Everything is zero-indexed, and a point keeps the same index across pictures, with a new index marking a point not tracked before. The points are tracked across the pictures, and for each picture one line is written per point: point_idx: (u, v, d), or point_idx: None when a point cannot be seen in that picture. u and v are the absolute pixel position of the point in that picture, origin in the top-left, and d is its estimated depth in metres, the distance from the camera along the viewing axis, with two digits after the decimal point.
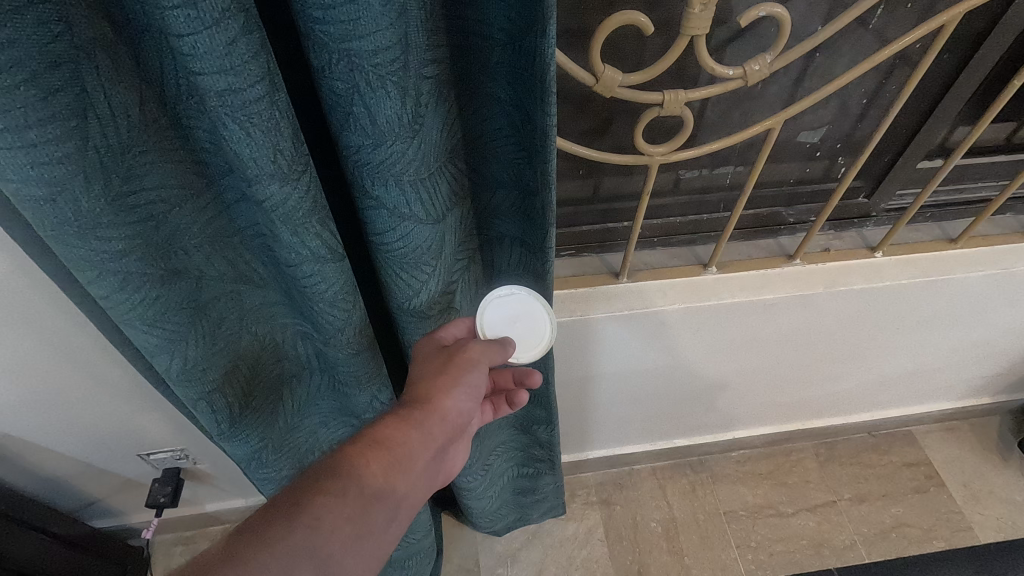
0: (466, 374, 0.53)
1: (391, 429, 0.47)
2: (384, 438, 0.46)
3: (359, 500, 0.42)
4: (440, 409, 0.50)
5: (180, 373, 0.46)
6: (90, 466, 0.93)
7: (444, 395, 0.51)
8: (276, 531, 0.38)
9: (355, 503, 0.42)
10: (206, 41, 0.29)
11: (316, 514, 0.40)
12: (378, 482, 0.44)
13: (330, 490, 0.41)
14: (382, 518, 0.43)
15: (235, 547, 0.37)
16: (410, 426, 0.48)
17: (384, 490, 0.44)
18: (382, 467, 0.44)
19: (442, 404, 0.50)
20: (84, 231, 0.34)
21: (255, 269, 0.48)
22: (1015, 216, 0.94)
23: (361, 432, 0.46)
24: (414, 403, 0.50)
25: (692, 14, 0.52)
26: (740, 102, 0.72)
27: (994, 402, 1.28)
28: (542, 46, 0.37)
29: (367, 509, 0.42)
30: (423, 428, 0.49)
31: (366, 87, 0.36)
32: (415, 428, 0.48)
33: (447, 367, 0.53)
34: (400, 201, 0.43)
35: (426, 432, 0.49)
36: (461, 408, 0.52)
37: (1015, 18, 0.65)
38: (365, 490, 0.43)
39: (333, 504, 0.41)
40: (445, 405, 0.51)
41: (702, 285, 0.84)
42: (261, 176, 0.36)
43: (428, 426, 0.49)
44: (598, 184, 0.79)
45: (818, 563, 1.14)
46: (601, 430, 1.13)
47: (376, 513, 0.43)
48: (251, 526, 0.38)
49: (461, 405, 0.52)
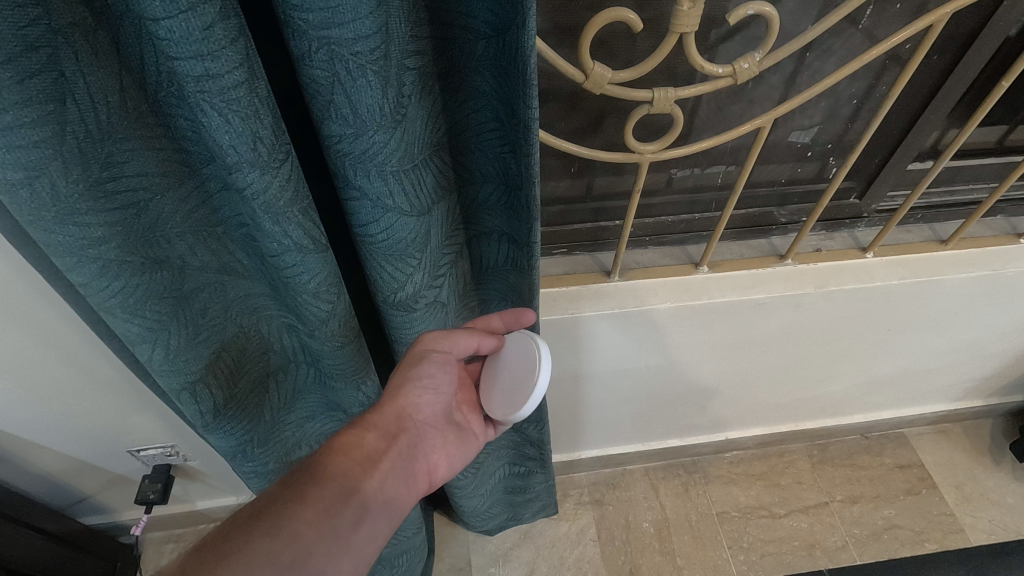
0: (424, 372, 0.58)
1: (348, 434, 0.53)
2: (343, 445, 0.51)
3: (318, 503, 0.46)
4: (393, 409, 0.57)
5: (161, 363, 0.46)
6: (79, 462, 0.92)
7: (396, 394, 0.57)
8: (234, 544, 0.41)
9: (315, 508, 0.45)
10: (182, 25, 0.30)
11: (276, 521, 0.43)
12: (339, 483, 0.48)
13: (288, 499, 0.45)
14: (348, 518, 0.47)
15: (190, 564, 0.38)
16: (365, 428, 0.54)
17: (345, 490, 0.48)
18: (340, 470, 0.49)
19: (394, 405, 0.57)
20: (62, 217, 0.34)
21: (239, 259, 0.48)
22: (1006, 218, 0.95)
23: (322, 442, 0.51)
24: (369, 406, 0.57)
25: (681, 11, 0.52)
26: (731, 100, 0.73)
27: (986, 406, 1.28)
28: (524, 38, 0.37)
29: (330, 511, 0.46)
30: (376, 428, 0.55)
31: (346, 76, 0.36)
32: (370, 429, 0.54)
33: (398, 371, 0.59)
34: (383, 192, 0.43)
35: (381, 428, 0.55)
36: (414, 404, 0.59)
37: (1002, 20, 0.66)
38: (326, 494, 0.47)
39: (294, 511, 0.44)
40: (398, 403, 0.57)
41: (693, 284, 0.84)
42: (241, 164, 0.36)
43: (385, 425, 0.56)
44: (589, 183, 0.80)
45: (809, 565, 1.14)
46: (593, 429, 1.13)
47: (339, 515, 0.47)
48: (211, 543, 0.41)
49: (418, 399, 0.59)
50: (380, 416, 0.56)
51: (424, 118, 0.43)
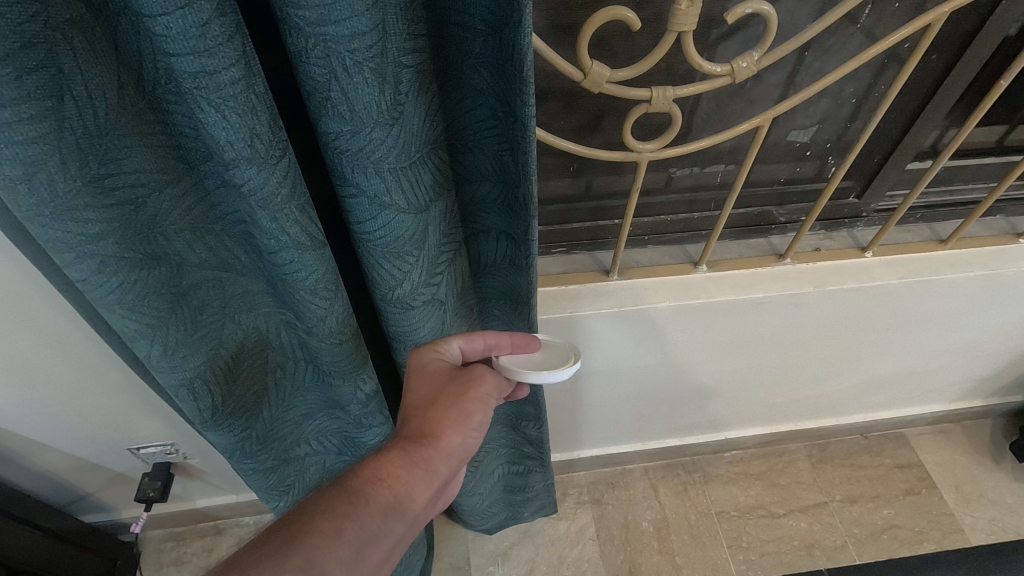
0: (475, 412, 0.53)
1: (396, 465, 0.47)
2: (386, 475, 0.46)
3: (354, 540, 0.43)
4: (446, 447, 0.50)
5: (160, 359, 0.46)
6: (79, 459, 0.92)
7: (450, 432, 0.51)
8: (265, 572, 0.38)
9: (348, 546, 0.42)
10: (179, 21, 0.30)
11: (309, 555, 0.40)
12: (376, 522, 0.44)
13: (325, 530, 0.42)
14: (376, 561, 0.44)
15: None
16: (415, 464, 0.48)
17: (380, 531, 0.44)
18: (381, 507, 0.45)
19: (448, 441, 0.51)
20: (61, 213, 0.34)
21: (237, 256, 0.48)
22: (1005, 217, 0.95)
23: (365, 468, 0.46)
24: (421, 436, 0.50)
25: (680, 10, 0.52)
26: (730, 98, 0.73)
27: (986, 405, 1.28)
28: (520, 37, 0.38)
29: (362, 552, 0.43)
30: (428, 465, 0.49)
31: (342, 73, 0.36)
32: (420, 466, 0.48)
33: (457, 401, 0.53)
34: (380, 189, 0.44)
35: (430, 468, 0.49)
36: (467, 444, 0.52)
37: (1002, 18, 0.66)
38: (362, 530, 0.43)
39: (327, 547, 0.41)
40: (452, 442, 0.51)
41: (691, 283, 0.84)
42: (238, 160, 0.36)
43: (435, 466, 0.49)
44: (589, 182, 0.80)
45: (808, 564, 1.14)
46: (592, 428, 1.13)
47: (370, 556, 0.43)
48: (243, 564, 0.38)
49: (468, 443, 0.52)
50: (431, 455, 0.49)
51: (421, 115, 0.43)
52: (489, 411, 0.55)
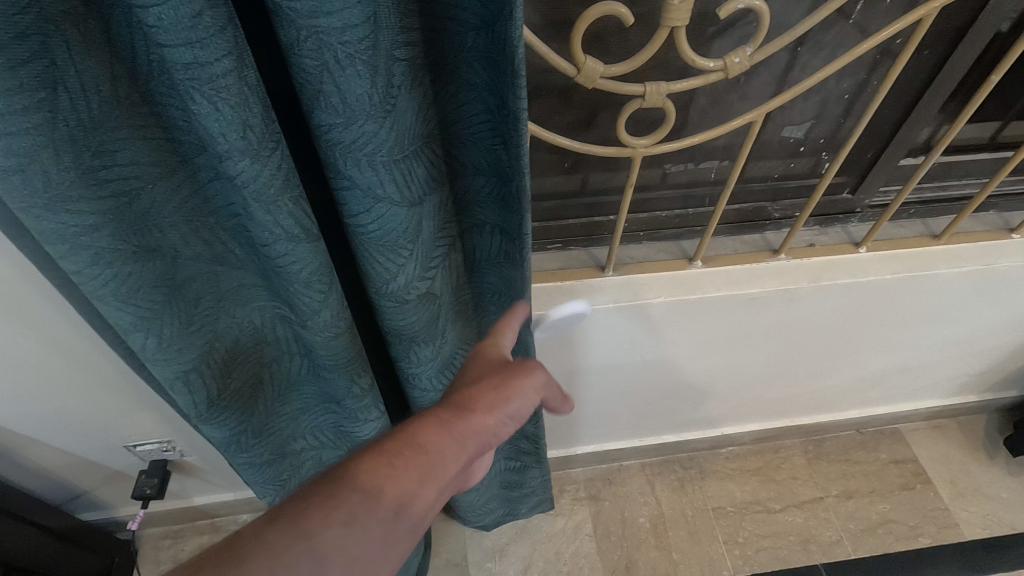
0: (513, 399, 0.46)
1: (432, 431, 0.42)
2: (422, 439, 0.41)
3: (392, 503, 0.38)
4: (485, 423, 0.44)
5: (154, 351, 0.47)
6: (76, 457, 0.93)
7: (488, 410, 0.44)
8: (304, 527, 0.35)
9: (386, 509, 0.37)
10: (171, 13, 0.30)
11: (345, 513, 0.36)
12: (410, 488, 0.39)
13: (363, 488, 0.37)
14: (411, 529, 0.38)
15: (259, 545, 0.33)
16: (452, 431, 0.42)
17: (415, 496, 0.39)
18: (417, 472, 0.39)
19: (488, 416, 0.44)
20: (54, 204, 0.35)
21: (232, 251, 0.48)
22: (998, 213, 0.96)
23: (403, 429, 0.41)
24: (457, 407, 0.44)
25: (672, 5, 0.52)
26: (724, 94, 0.73)
27: (980, 400, 1.29)
28: (512, 30, 0.38)
29: (397, 517, 0.38)
30: (465, 437, 0.43)
31: (335, 65, 0.37)
32: (455, 435, 0.42)
33: (500, 380, 0.47)
34: (374, 181, 0.44)
35: (465, 439, 0.43)
36: (507, 427, 0.46)
37: (993, 13, 0.66)
38: (397, 494, 0.38)
39: (363, 505, 0.37)
40: (491, 418, 0.44)
41: (687, 278, 0.85)
42: (231, 152, 0.37)
43: (472, 439, 0.43)
44: (584, 178, 0.80)
45: (803, 559, 1.15)
46: (588, 424, 1.13)
47: (406, 523, 0.38)
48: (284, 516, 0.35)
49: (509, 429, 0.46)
50: (469, 427, 0.43)
51: (416, 108, 0.43)
52: (530, 404, 0.47)
